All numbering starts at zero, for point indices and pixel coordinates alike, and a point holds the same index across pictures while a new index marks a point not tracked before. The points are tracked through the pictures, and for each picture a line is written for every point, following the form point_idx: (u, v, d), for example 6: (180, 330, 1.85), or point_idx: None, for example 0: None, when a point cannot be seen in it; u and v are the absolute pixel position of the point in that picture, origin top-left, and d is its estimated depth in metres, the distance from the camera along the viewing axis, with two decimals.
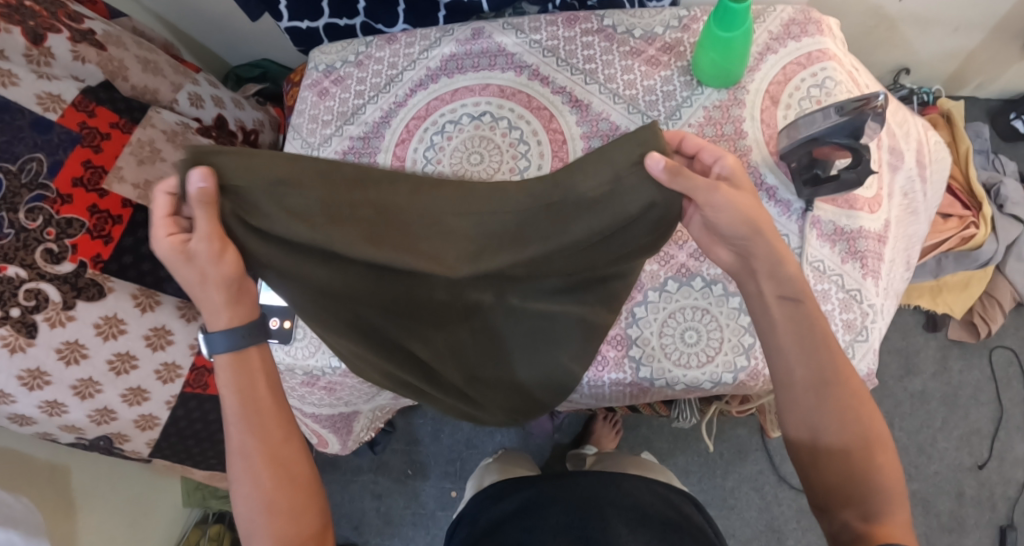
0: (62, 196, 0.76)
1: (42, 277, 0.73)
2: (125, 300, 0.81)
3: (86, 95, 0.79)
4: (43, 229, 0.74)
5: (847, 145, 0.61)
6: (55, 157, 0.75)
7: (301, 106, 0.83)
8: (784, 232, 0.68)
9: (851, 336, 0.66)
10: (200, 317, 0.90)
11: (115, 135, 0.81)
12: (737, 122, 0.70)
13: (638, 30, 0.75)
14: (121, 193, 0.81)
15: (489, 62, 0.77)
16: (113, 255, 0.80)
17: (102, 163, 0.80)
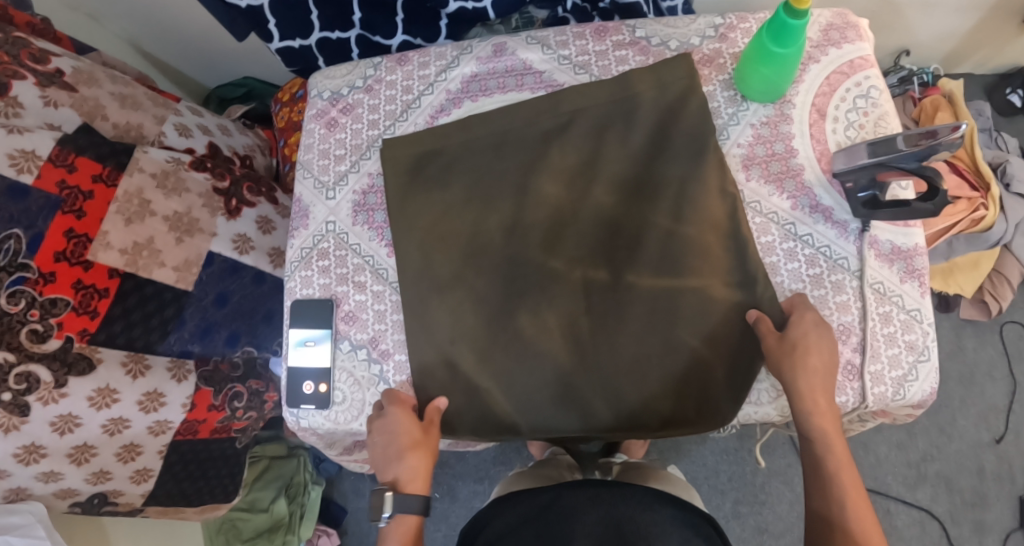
0: (44, 275, 0.70)
1: (30, 358, 0.68)
2: (116, 369, 0.76)
3: (64, 146, 0.74)
4: (26, 311, 0.68)
5: (913, 170, 0.59)
6: (34, 231, 0.70)
7: (309, 140, 0.76)
8: (842, 255, 0.64)
9: (914, 357, 0.62)
10: (190, 375, 0.85)
11: (99, 191, 0.76)
12: (786, 140, 0.66)
13: (674, 41, 0.70)
14: (108, 261, 0.76)
15: (516, 81, 0.72)
16: (101, 326, 0.75)
17: (85, 231, 0.74)
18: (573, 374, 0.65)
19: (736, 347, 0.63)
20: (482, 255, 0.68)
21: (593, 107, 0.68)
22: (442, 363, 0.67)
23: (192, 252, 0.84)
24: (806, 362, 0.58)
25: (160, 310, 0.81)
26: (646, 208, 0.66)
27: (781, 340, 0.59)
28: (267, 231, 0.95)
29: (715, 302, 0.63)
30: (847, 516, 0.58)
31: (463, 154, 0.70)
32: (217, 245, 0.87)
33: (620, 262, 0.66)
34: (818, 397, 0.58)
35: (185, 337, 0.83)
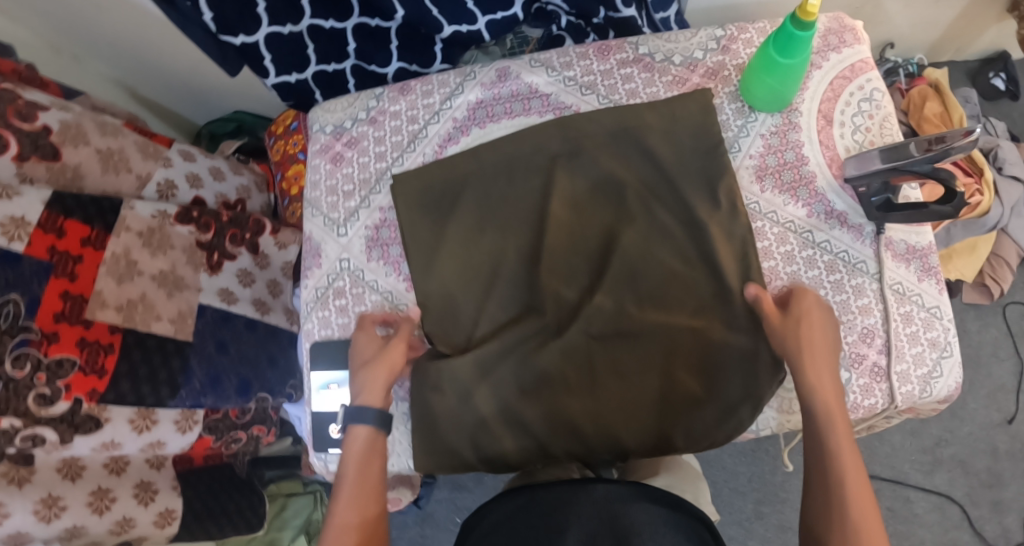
0: (48, 335, 0.70)
1: (37, 421, 0.70)
2: (122, 425, 0.77)
3: (52, 209, 0.74)
4: (32, 375, 0.69)
5: (928, 174, 0.57)
6: (31, 294, 0.69)
7: (315, 176, 0.74)
8: (860, 258, 0.63)
9: (937, 354, 0.61)
10: (196, 424, 0.87)
11: (88, 255, 0.77)
12: (796, 148, 0.66)
13: (677, 56, 0.71)
14: (106, 319, 0.76)
15: (523, 105, 0.72)
16: (110, 385, 0.76)
17: (81, 291, 0.75)
18: (572, 397, 0.64)
19: (736, 376, 0.63)
20: (488, 283, 0.68)
21: (601, 133, 0.68)
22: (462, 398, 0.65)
23: (183, 303, 0.86)
24: (806, 336, 0.57)
25: (166, 363, 0.82)
26: (656, 239, 0.65)
27: (785, 317, 0.59)
28: (248, 283, 0.97)
29: (719, 330, 0.63)
30: (845, 497, 0.50)
31: (474, 176, 0.69)
32: (204, 297, 0.89)
33: (630, 291, 0.65)
34: (818, 361, 0.56)
35: (196, 388, 0.85)
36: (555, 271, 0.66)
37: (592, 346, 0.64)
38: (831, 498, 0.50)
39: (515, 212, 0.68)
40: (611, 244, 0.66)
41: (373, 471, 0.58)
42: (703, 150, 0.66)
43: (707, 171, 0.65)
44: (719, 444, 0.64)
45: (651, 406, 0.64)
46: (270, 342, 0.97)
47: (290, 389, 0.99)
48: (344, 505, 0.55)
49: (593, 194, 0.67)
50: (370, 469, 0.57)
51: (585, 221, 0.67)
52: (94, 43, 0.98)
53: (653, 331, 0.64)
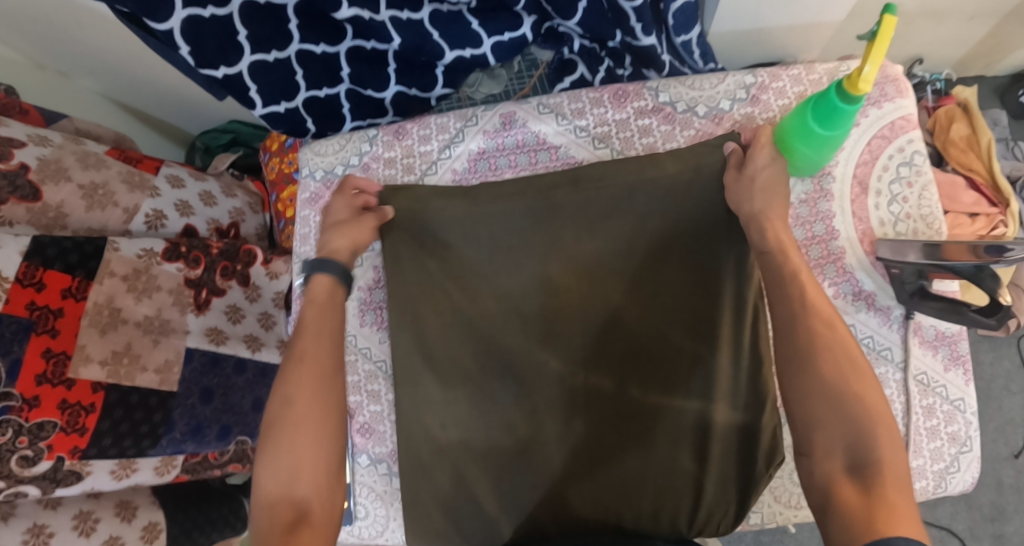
0: (28, 400, 0.68)
1: (20, 481, 0.67)
2: (103, 475, 0.75)
3: (31, 260, 0.70)
4: (14, 439, 0.67)
5: (969, 274, 0.50)
6: (11, 357, 0.67)
7: (305, 229, 0.69)
8: (885, 345, 0.58)
9: (956, 449, 0.58)
10: (176, 467, 0.84)
11: (69, 307, 0.73)
12: (826, 220, 0.60)
13: (701, 106, 0.65)
14: (90, 376, 0.73)
15: (529, 158, 0.66)
16: (92, 441, 0.73)
17: (63, 348, 0.71)
18: (564, 472, 0.61)
19: (739, 451, 0.58)
20: (478, 347, 0.63)
21: (612, 187, 0.61)
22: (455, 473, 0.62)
23: (171, 351, 0.83)
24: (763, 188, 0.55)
25: (148, 417, 0.79)
26: (658, 311, 0.60)
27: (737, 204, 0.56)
28: (237, 318, 0.94)
29: (722, 400, 0.58)
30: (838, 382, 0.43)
31: (467, 231, 0.63)
32: (193, 341, 0.86)
33: (628, 369, 0.61)
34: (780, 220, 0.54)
35: (176, 438, 0.83)
36: (548, 334, 0.62)
37: (585, 415, 0.61)
38: (832, 401, 0.43)
39: (507, 269, 0.63)
40: (608, 314, 0.61)
41: (330, 353, 0.54)
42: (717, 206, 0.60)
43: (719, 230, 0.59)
44: (723, 533, 0.60)
45: (653, 495, 0.59)
46: (258, 384, 0.95)
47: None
48: (297, 388, 0.51)
49: (592, 249, 0.62)
50: (327, 350, 0.54)
51: (582, 278, 0.62)
52: (73, 59, 0.92)
53: (651, 399, 0.60)
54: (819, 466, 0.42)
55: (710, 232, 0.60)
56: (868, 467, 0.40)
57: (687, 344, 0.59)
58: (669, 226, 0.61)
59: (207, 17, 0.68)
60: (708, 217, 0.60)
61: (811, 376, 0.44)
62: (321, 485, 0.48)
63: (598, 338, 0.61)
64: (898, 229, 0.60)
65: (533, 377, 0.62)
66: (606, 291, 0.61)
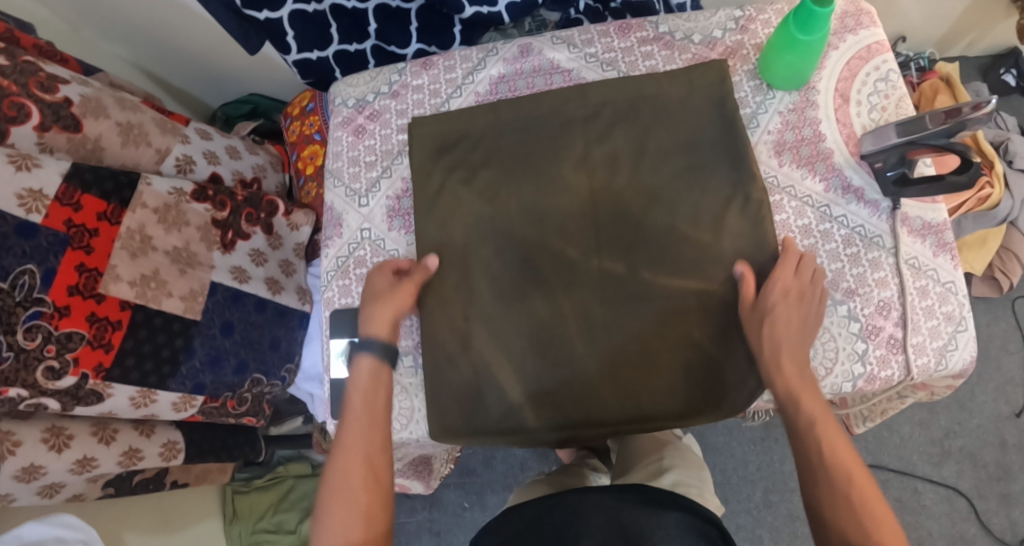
0: (59, 308, 0.72)
1: (42, 392, 0.70)
2: (123, 400, 0.80)
3: (70, 182, 0.76)
4: (42, 347, 0.71)
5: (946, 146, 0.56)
6: (46, 265, 0.71)
7: (337, 148, 0.75)
8: (877, 233, 0.63)
9: (952, 328, 0.62)
10: (193, 406, 0.90)
11: (103, 229, 0.79)
12: (813, 125, 0.67)
13: (696, 35, 0.72)
14: (119, 294, 0.79)
15: (545, 80, 0.73)
16: (116, 358, 0.78)
17: (95, 265, 0.77)
18: (581, 353, 0.65)
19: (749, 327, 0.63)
20: (497, 242, 0.68)
21: (620, 101, 0.69)
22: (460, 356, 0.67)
23: (196, 281, 0.89)
24: (772, 330, 0.59)
25: (170, 341, 0.85)
26: (668, 206, 0.66)
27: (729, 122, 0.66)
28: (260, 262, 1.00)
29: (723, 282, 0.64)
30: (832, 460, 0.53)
31: (488, 138, 0.71)
32: (218, 276, 0.92)
33: (640, 257, 0.66)
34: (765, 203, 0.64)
35: (196, 366, 0.88)
36: (563, 228, 0.67)
37: (600, 300, 0.65)
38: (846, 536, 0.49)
39: (524, 172, 0.69)
40: (620, 209, 0.67)
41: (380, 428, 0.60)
42: (712, 110, 0.67)
43: (715, 132, 0.67)
44: (733, 413, 0.64)
45: (668, 373, 0.63)
46: (278, 324, 1.01)
47: (286, 372, 1.03)
48: (348, 456, 0.57)
49: (600, 153, 0.69)
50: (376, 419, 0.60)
51: (594, 176, 0.68)
52: (112, 25, 1.01)
53: (660, 282, 0.65)
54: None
55: (706, 134, 0.67)
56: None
57: (692, 230, 0.65)
58: (668, 131, 0.68)
59: None
60: (703, 122, 0.67)
61: (833, 503, 0.51)
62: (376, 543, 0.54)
63: (610, 230, 0.66)
64: None
65: (548, 264, 0.67)
66: (616, 187, 0.67)
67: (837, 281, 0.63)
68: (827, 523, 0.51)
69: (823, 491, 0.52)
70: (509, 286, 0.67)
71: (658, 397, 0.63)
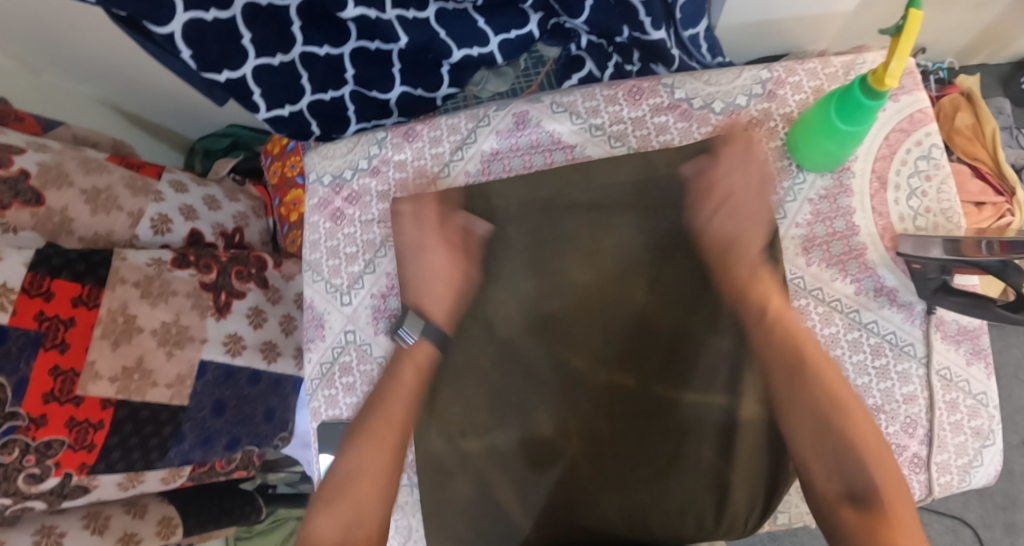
0: (35, 419, 0.62)
1: (26, 496, 0.62)
2: (109, 488, 0.70)
3: (36, 270, 0.64)
4: (21, 458, 0.61)
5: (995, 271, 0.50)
6: (18, 375, 0.60)
7: (314, 236, 0.67)
8: (908, 341, 0.58)
9: (979, 443, 0.57)
10: (183, 476, 0.79)
11: (80, 317, 0.67)
12: (847, 216, 0.60)
13: (717, 102, 0.64)
14: (99, 393, 0.67)
15: (544, 158, 0.65)
16: (100, 456, 0.68)
17: (72, 364, 0.65)
18: (584, 471, 0.60)
19: (770, 446, 0.57)
20: (491, 344, 0.62)
21: (627, 180, 0.61)
22: (466, 470, 0.61)
23: (184, 364, 0.76)
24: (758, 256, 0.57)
25: (158, 431, 0.73)
26: (684, 311, 0.59)
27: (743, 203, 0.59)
28: (258, 323, 0.87)
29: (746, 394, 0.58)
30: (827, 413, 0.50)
31: (481, 226, 0.63)
32: (209, 352, 0.79)
33: (650, 364, 0.59)
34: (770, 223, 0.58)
35: (185, 450, 0.77)
36: (563, 329, 0.61)
37: (606, 412, 0.60)
38: (824, 438, 0.50)
39: (520, 263, 0.62)
40: (631, 312, 0.60)
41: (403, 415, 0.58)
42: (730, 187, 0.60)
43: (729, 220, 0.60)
44: (747, 533, 0.58)
45: (681, 494, 0.58)
46: (272, 395, 0.88)
47: (280, 440, 0.92)
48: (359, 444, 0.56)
49: (604, 243, 0.61)
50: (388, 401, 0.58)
51: (599, 267, 0.61)
52: (70, 64, 0.89)
53: (669, 393, 0.59)
54: (820, 495, 0.49)
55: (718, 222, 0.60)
56: (864, 495, 0.47)
57: (705, 334, 0.59)
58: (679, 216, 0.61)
59: (210, 20, 0.65)
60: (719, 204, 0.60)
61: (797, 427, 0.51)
62: (373, 537, 0.53)
63: (615, 330, 0.60)
64: (919, 223, 0.60)
65: (549, 369, 0.61)
66: (622, 280, 0.60)
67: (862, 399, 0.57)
68: (811, 445, 0.50)
69: (799, 418, 0.51)
70: (507, 393, 0.61)
71: (671, 519, 0.58)
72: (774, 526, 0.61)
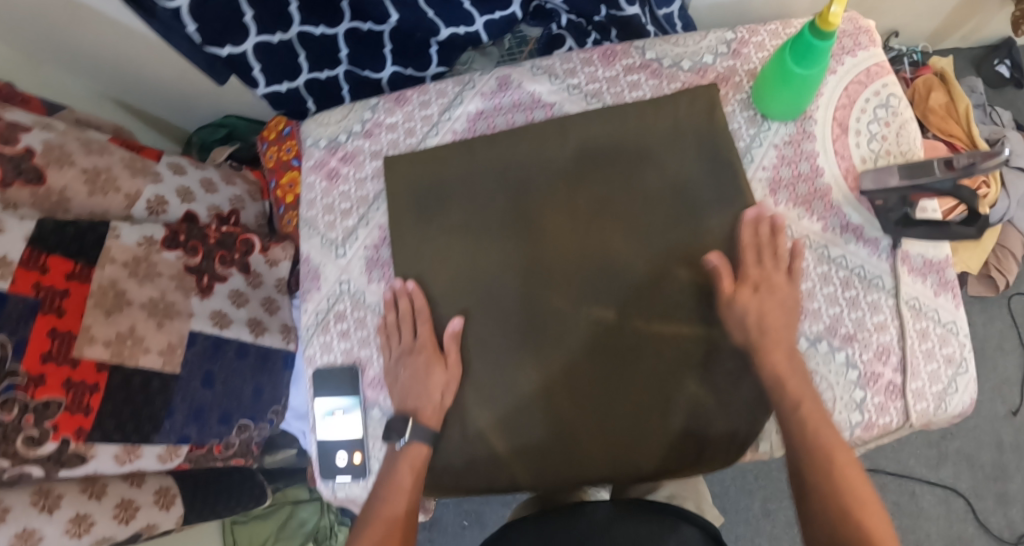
0: (34, 377, 0.63)
1: (25, 460, 0.62)
2: (107, 459, 0.71)
3: (35, 245, 0.66)
4: (20, 418, 0.62)
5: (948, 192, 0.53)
6: (18, 335, 0.62)
7: (310, 195, 0.71)
8: (877, 274, 0.61)
9: (952, 370, 0.60)
10: (179, 455, 0.82)
11: (75, 289, 0.70)
12: (811, 158, 0.64)
13: (686, 61, 0.68)
14: (94, 356, 0.70)
15: (526, 116, 0.69)
16: (96, 422, 0.70)
17: (69, 327, 0.68)
18: (571, 410, 0.62)
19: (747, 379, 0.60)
20: (479, 292, 0.65)
21: (604, 133, 0.65)
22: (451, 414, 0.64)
23: (174, 334, 0.80)
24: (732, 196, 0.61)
25: (149, 401, 0.76)
26: (659, 251, 0.62)
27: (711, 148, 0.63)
28: (241, 302, 0.91)
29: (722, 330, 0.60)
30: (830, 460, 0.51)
31: (468, 181, 0.66)
32: (197, 324, 0.83)
33: (630, 304, 0.62)
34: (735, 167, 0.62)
35: (178, 422, 0.80)
36: (546, 275, 0.64)
37: (590, 352, 0.62)
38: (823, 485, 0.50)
39: (503, 213, 0.65)
40: (610, 256, 0.63)
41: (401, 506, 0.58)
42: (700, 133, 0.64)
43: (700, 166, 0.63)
44: (729, 464, 0.61)
45: (664, 427, 0.61)
46: (260, 371, 0.93)
47: (273, 414, 0.96)
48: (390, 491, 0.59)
49: (584, 193, 0.64)
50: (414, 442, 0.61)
51: (579, 216, 0.64)
52: (74, 58, 0.95)
53: (650, 332, 0.62)
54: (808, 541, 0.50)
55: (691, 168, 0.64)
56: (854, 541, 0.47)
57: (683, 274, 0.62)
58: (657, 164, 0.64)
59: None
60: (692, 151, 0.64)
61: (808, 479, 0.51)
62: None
63: (596, 275, 0.63)
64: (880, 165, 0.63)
65: (533, 313, 0.64)
66: (603, 226, 0.64)
67: (834, 327, 0.60)
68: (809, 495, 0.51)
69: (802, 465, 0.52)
70: (494, 337, 0.64)
71: (657, 454, 0.61)
72: (756, 454, 0.63)
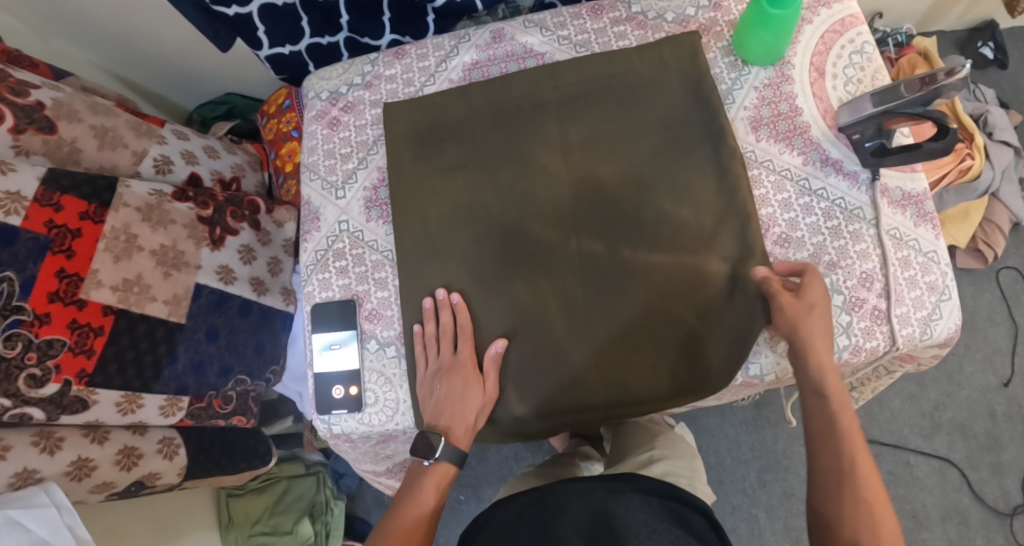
0: (40, 316, 0.65)
1: (26, 402, 0.63)
2: (109, 407, 0.72)
3: (47, 186, 0.68)
4: (23, 355, 0.63)
5: None
6: (26, 273, 0.64)
7: (312, 141, 0.74)
8: (857, 205, 0.63)
9: (935, 297, 0.62)
10: (181, 410, 0.82)
11: (87, 229, 0.71)
12: (790, 99, 0.67)
13: (669, 14, 0.71)
14: (100, 299, 0.71)
15: (518, 65, 0.72)
16: (99, 365, 0.71)
17: (78, 269, 0.69)
18: (563, 336, 0.64)
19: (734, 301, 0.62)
20: (474, 227, 0.67)
21: (592, 75, 0.68)
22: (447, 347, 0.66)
23: (179, 285, 0.81)
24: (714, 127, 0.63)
25: (152, 348, 0.77)
26: (646, 183, 0.65)
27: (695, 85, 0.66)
28: (248, 260, 0.92)
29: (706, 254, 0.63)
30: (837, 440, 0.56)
31: (462, 125, 0.70)
32: (203, 277, 0.84)
33: (619, 233, 0.65)
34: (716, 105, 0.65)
35: (179, 372, 0.80)
36: (538, 209, 0.67)
37: (580, 280, 0.65)
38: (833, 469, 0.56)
39: (497, 153, 0.68)
40: (600, 189, 0.66)
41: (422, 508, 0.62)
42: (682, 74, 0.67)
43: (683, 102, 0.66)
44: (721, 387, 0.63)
45: (655, 351, 0.63)
46: (262, 328, 0.92)
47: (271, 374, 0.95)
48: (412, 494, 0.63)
49: (574, 131, 0.68)
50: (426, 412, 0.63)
51: (569, 152, 0.67)
52: (81, 30, 0.99)
53: (640, 259, 0.64)
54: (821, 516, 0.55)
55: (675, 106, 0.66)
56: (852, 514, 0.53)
57: (669, 203, 0.64)
58: (643, 102, 0.67)
59: None
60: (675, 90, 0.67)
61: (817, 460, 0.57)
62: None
63: (587, 208, 0.66)
64: None
65: (526, 246, 0.66)
66: (592, 162, 0.66)
67: (818, 255, 0.63)
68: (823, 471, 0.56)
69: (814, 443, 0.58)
70: (489, 269, 0.66)
71: (649, 377, 0.63)
72: (746, 378, 0.64)
